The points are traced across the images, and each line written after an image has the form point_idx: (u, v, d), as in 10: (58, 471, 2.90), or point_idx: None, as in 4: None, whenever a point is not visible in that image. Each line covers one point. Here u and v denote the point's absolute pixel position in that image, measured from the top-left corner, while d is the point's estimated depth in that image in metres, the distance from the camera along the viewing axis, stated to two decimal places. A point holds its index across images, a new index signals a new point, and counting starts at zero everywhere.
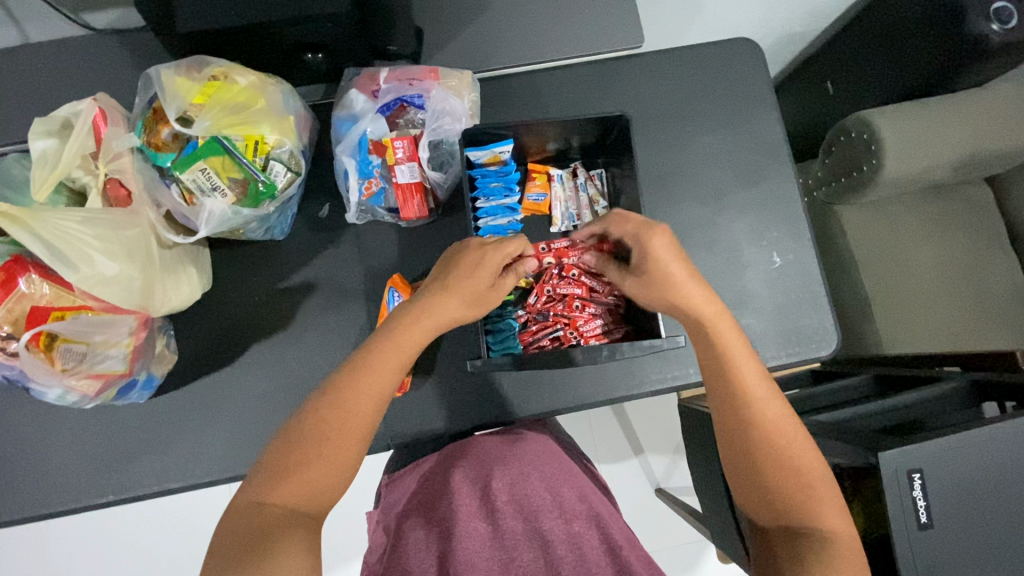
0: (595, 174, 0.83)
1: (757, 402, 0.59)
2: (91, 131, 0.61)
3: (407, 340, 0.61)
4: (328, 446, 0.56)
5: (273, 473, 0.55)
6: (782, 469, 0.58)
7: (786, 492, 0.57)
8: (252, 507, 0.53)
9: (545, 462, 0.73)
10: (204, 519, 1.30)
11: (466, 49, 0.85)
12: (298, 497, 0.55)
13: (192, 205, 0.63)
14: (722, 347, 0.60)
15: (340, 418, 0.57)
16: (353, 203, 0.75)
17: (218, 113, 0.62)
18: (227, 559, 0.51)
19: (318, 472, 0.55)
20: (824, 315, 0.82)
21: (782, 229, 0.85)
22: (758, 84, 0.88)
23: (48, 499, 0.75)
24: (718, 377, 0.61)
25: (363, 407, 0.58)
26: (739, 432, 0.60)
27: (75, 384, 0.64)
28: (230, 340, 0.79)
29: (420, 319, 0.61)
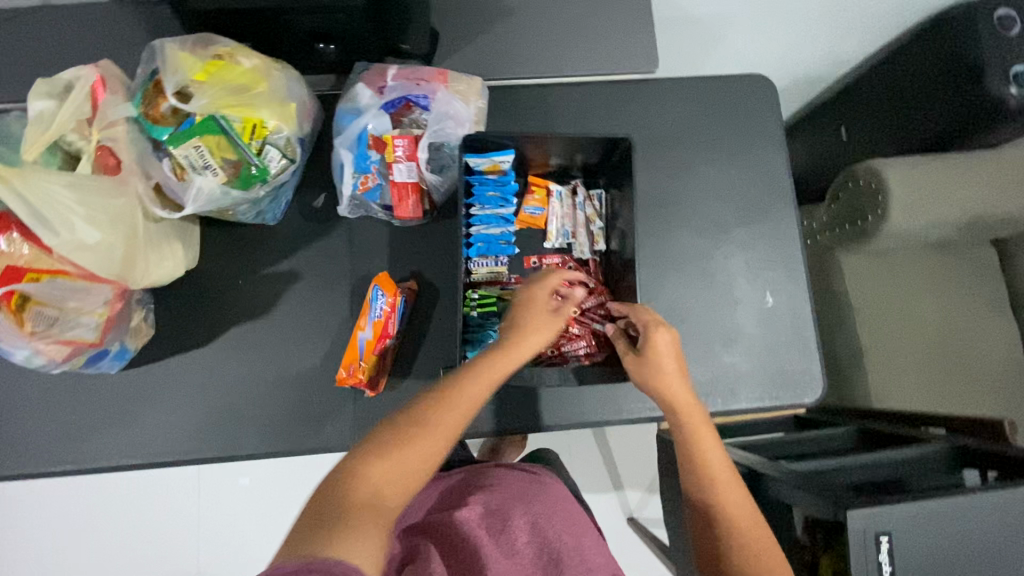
0: (594, 193, 0.81)
1: (722, 485, 0.64)
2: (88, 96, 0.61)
3: (527, 345, 0.66)
4: (423, 436, 0.57)
5: (376, 447, 0.55)
6: (750, 548, 0.62)
7: (755, 568, 0.61)
8: (343, 481, 0.52)
9: (563, 499, 0.75)
10: (167, 500, 1.28)
11: (479, 56, 0.85)
12: (387, 481, 0.54)
13: (182, 180, 0.62)
14: (693, 438, 0.65)
15: (442, 412, 0.59)
16: (348, 196, 0.75)
17: (217, 92, 0.61)
18: (300, 534, 0.47)
19: (417, 451, 0.56)
20: (812, 361, 0.81)
21: (779, 269, 0.83)
22: (769, 122, 0.87)
23: (7, 462, 0.74)
24: (686, 465, 0.66)
25: (462, 400, 0.60)
26: (711, 511, 0.64)
27: (42, 348, 0.63)
28: (211, 322, 0.78)
29: (532, 330, 0.67)
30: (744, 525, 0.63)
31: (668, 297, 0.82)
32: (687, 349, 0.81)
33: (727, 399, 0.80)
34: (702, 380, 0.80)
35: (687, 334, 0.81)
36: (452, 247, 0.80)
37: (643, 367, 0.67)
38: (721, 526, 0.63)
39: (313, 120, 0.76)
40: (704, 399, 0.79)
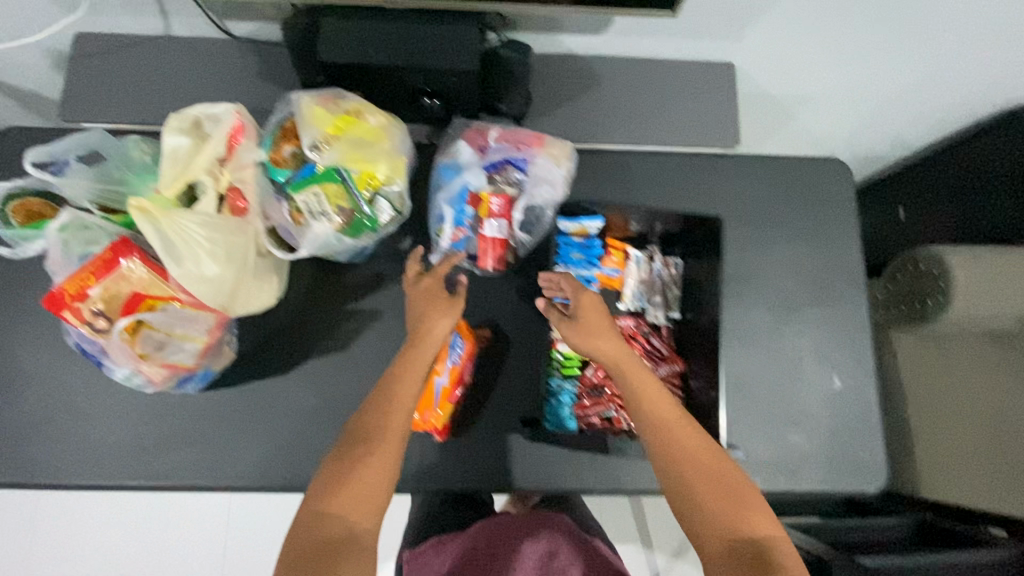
0: (671, 261, 0.83)
1: (684, 446, 0.65)
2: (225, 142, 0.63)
3: (422, 353, 0.71)
4: (365, 448, 0.66)
5: (329, 486, 0.63)
6: (706, 488, 0.63)
7: (716, 504, 0.61)
8: (312, 515, 0.61)
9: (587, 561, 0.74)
10: (196, 512, 1.29)
11: (569, 120, 0.88)
12: (354, 499, 0.63)
13: (298, 224, 0.65)
14: (640, 407, 0.68)
15: (375, 416, 0.67)
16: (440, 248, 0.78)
17: (343, 145, 0.65)
18: (296, 564, 0.58)
19: (368, 478, 0.64)
20: (876, 449, 0.82)
21: (847, 354, 0.85)
22: (844, 207, 0.90)
23: (83, 471, 0.76)
24: (650, 434, 0.67)
25: (396, 401, 0.68)
26: (665, 466, 0.65)
27: (146, 370, 0.65)
28: (291, 352, 0.80)
29: (417, 347, 0.72)
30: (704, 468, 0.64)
31: (736, 370, 0.83)
32: (752, 424, 0.82)
33: (788, 479, 0.80)
34: (766, 457, 0.81)
35: (753, 409, 0.82)
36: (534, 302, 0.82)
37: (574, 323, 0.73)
38: (696, 494, 0.62)
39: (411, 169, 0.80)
40: (767, 477, 0.80)
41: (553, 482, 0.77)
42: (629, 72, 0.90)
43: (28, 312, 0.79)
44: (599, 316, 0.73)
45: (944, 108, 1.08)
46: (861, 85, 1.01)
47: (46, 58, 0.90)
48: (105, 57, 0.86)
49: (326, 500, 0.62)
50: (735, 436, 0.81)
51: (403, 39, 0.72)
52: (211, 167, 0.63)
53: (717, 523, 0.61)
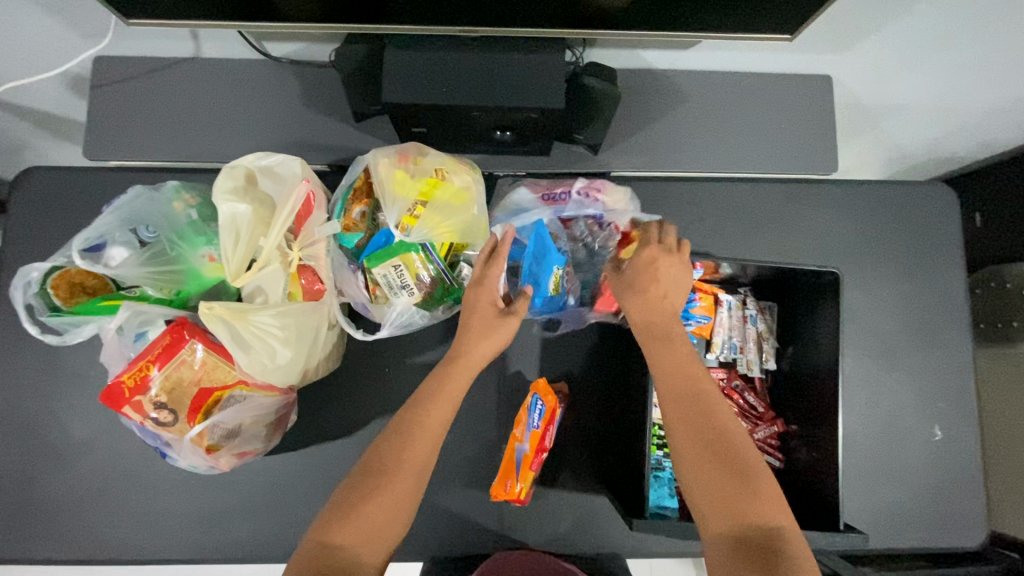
0: (765, 306, 0.77)
1: (719, 431, 0.58)
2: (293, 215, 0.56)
3: (456, 377, 0.59)
4: (387, 477, 0.55)
5: (333, 515, 0.53)
6: (716, 464, 0.56)
7: (726, 488, 0.55)
8: (317, 549, 0.51)
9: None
10: None
11: (649, 146, 0.80)
12: (365, 533, 0.52)
13: (377, 299, 0.58)
14: (682, 375, 0.60)
15: (397, 444, 0.56)
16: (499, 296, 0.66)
17: (430, 216, 0.57)
18: None
19: (383, 514, 0.53)
20: (978, 505, 0.77)
21: (950, 401, 0.79)
22: (950, 238, 0.82)
23: (146, 545, 0.72)
24: (693, 414, 0.59)
25: (427, 427, 0.57)
26: (678, 437, 0.58)
27: (217, 462, 0.60)
28: (356, 412, 0.74)
29: (454, 369, 0.59)
30: (721, 447, 0.57)
31: None
32: (848, 480, 0.76)
33: (887, 537, 0.76)
34: (862, 515, 0.76)
35: (849, 464, 0.77)
36: (621, 360, 0.75)
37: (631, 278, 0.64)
38: (726, 482, 0.55)
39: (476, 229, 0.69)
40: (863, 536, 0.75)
41: (641, 545, 0.74)
42: (714, 90, 0.81)
43: (72, 374, 0.73)
44: (673, 281, 0.64)
45: None
46: (963, 90, 0.91)
47: (64, 79, 0.80)
48: (133, 84, 0.77)
49: (330, 532, 0.52)
50: None
51: (481, 79, 0.65)
52: (280, 247, 0.55)
53: (727, 506, 0.54)
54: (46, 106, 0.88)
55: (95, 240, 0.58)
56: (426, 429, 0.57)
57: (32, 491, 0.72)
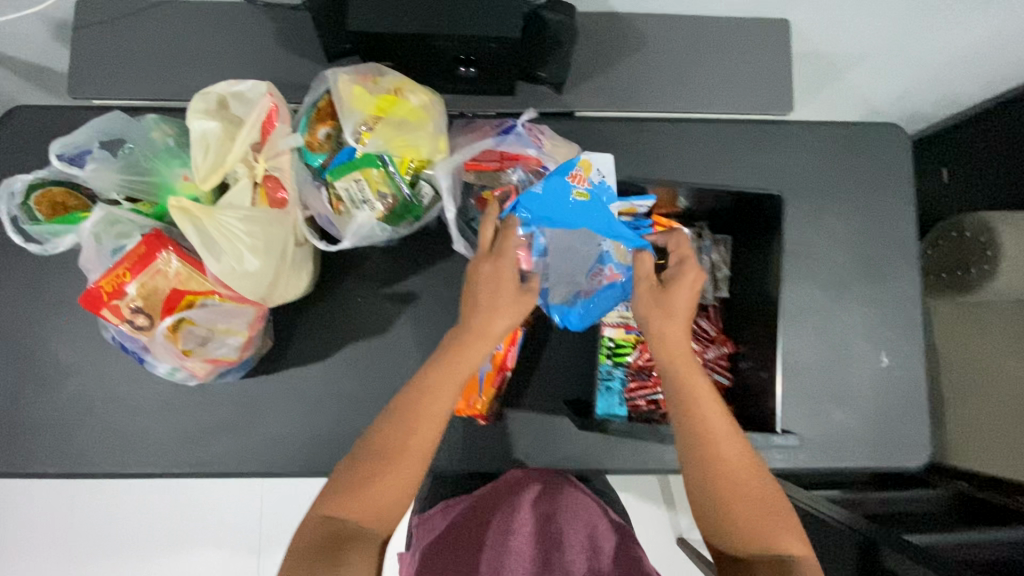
0: (720, 239, 0.80)
1: (725, 456, 0.65)
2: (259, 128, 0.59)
3: (461, 366, 0.67)
4: (391, 464, 0.65)
5: (345, 490, 0.64)
6: (729, 491, 0.64)
7: (739, 512, 0.64)
8: (324, 520, 0.64)
9: (592, 526, 0.80)
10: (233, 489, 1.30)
11: (611, 87, 0.83)
12: (366, 510, 0.64)
13: (338, 213, 0.61)
14: (689, 406, 0.65)
15: (398, 434, 0.66)
16: (452, 219, 0.63)
17: (387, 130, 0.60)
18: (311, 561, 0.62)
19: (388, 488, 0.65)
20: (921, 427, 0.81)
21: (897, 330, 0.82)
22: (902, 176, 0.85)
23: (128, 460, 0.76)
24: (696, 445, 0.65)
25: (429, 413, 0.66)
26: (698, 473, 0.65)
27: (191, 366, 0.64)
28: (329, 337, 0.79)
29: (455, 357, 0.67)
30: (731, 469, 0.65)
31: (785, 350, 0.81)
32: (799, 403, 0.80)
33: (834, 458, 0.80)
34: (811, 436, 0.80)
35: (800, 388, 0.80)
36: None
37: (660, 297, 0.67)
38: (729, 497, 0.64)
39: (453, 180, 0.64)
40: (810, 454, 0.79)
41: (598, 460, 0.78)
42: (676, 31, 0.84)
43: (59, 301, 0.77)
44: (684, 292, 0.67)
45: (997, 66, 1.02)
46: (921, 36, 0.94)
47: (47, 25, 0.84)
48: (114, 26, 0.80)
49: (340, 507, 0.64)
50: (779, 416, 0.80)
51: (440, 11, 0.68)
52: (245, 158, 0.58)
53: (742, 527, 0.63)
54: (30, 52, 0.90)
55: (78, 147, 0.63)
56: (429, 414, 0.66)
57: (22, 411, 0.76)
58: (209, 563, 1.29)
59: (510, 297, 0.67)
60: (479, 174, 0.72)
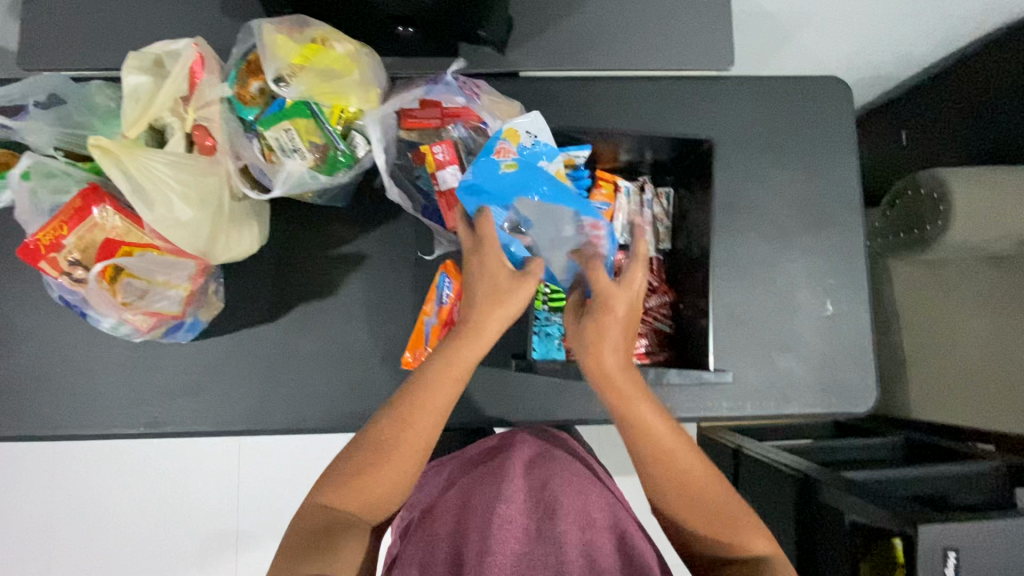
0: (663, 192, 0.82)
1: (679, 465, 0.63)
2: (187, 77, 0.60)
3: (464, 355, 0.62)
4: (390, 459, 0.59)
5: (341, 481, 0.59)
6: (687, 501, 0.63)
7: (698, 519, 0.63)
8: (313, 507, 0.58)
9: (588, 496, 0.72)
10: (205, 469, 1.30)
11: (554, 45, 0.83)
12: (359, 505, 0.58)
13: (271, 162, 0.63)
14: (637, 428, 0.63)
15: (395, 429, 0.60)
16: (383, 168, 0.65)
17: (313, 78, 0.60)
18: (294, 551, 0.56)
19: (385, 482, 0.59)
20: (867, 373, 0.82)
21: (841, 279, 0.83)
22: (845, 128, 0.85)
23: (83, 422, 0.77)
24: (646, 465, 0.64)
25: (434, 404, 0.61)
26: (654, 486, 0.64)
27: (131, 318, 0.65)
28: (280, 299, 0.80)
29: (461, 343, 0.62)
30: (681, 478, 0.63)
31: (730, 301, 0.82)
32: (745, 353, 0.81)
33: (781, 405, 0.81)
34: (759, 385, 0.81)
35: (746, 338, 0.82)
36: None
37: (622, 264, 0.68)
38: (686, 508, 0.64)
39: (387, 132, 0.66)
40: (759, 402, 0.80)
41: (549, 413, 0.78)
42: None
43: (10, 267, 0.78)
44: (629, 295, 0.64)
45: (947, 21, 1.03)
46: None
47: None
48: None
49: (331, 496, 0.59)
50: (727, 366, 0.81)
51: None
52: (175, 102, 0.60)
53: (701, 535, 0.64)
54: None
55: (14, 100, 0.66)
56: (434, 405, 0.61)
57: None
58: (186, 544, 1.29)
59: (517, 283, 0.63)
60: (418, 131, 0.73)
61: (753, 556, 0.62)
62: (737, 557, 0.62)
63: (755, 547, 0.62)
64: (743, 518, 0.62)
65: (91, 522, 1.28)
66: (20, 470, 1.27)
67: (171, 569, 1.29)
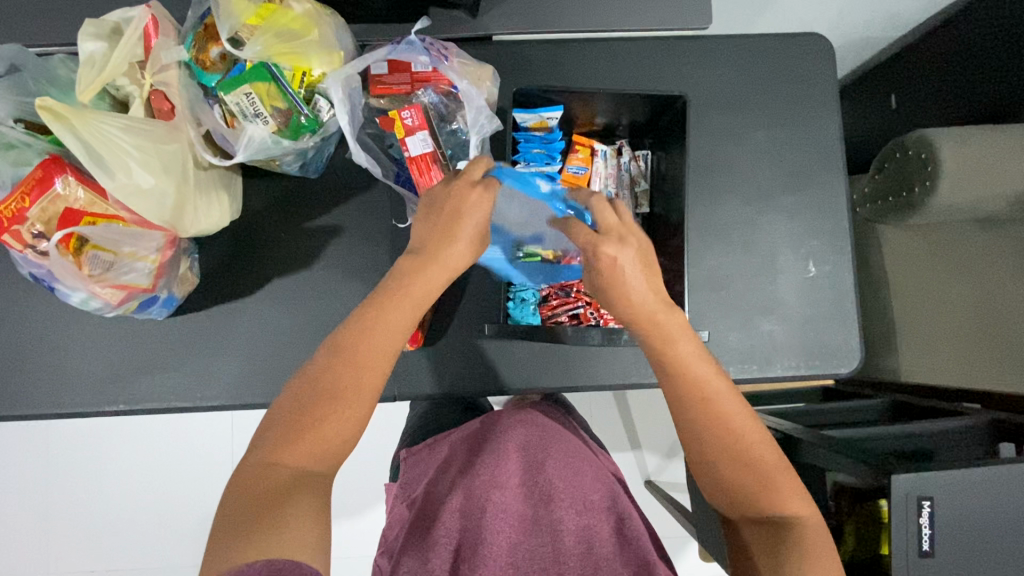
0: (640, 154, 0.81)
1: (721, 413, 0.59)
2: (140, 38, 0.59)
3: (415, 291, 0.60)
4: (340, 403, 0.57)
5: (285, 432, 0.56)
6: (725, 451, 0.59)
7: (733, 471, 0.59)
8: (261, 467, 0.55)
9: (583, 478, 0.71)
10: (196, 454, 1.30)
11: (526, 7, 0.81)
12: (309, 458, 0.56)
13: (234, 128, 0.63)
14: (676, 368, 0.60)
15: (347, 372, 0.57)
16: (349, 132, 0.64)
17: (269, 38, 0.60)
18: (240, 515, 0.52)
19: (335, 430, 0.57)
20: (851, 333, 0.81)
21: (824, 239, 0.82)
22: (827, 85, 0.84)
23: (62, 400, 0.77)
24: (684, 411, 0.60)
25: (385, 343, 0.59)
26: (689, 436, 0.61)
27: (99, 291, 0.64)
28: (255, 273, 0.80)
29: (413, 277, 0.60)
30: (721, 429, 0.59)
31: (711, 264, 0.81)
32: (727, 316, 0.80)
33: (764, 368, 0.80)
34: (741, 348, 0.80)
35: (728, 301, 0.81)
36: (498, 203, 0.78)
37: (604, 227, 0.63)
38: (724, 459, 0.59)
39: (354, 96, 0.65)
40: (739, 365, 0.79)
41: (529, 382, 0.78)
42: None
43: None
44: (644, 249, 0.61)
45: None
46: None
47: None
48: None
49: (278, 451, 0.56)
50: (707, 330, 0.80)
51: None
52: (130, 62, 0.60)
53: (736, 488, 0.59)
54: None
55: None
56: (385, 344, 0.59)
57: None
58: (182, 526, 1.30)
59: (472, 214, 0.61)
60: (388, 97, 0.71)
61: (790, 513, 0.59)
62: (772, 513, 0.59)
63: (792, 505, 0.59)
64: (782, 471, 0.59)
65: (87, 506, 1.29)
66: (13, 457, 1.28)
67: (168, 551, 1.30)
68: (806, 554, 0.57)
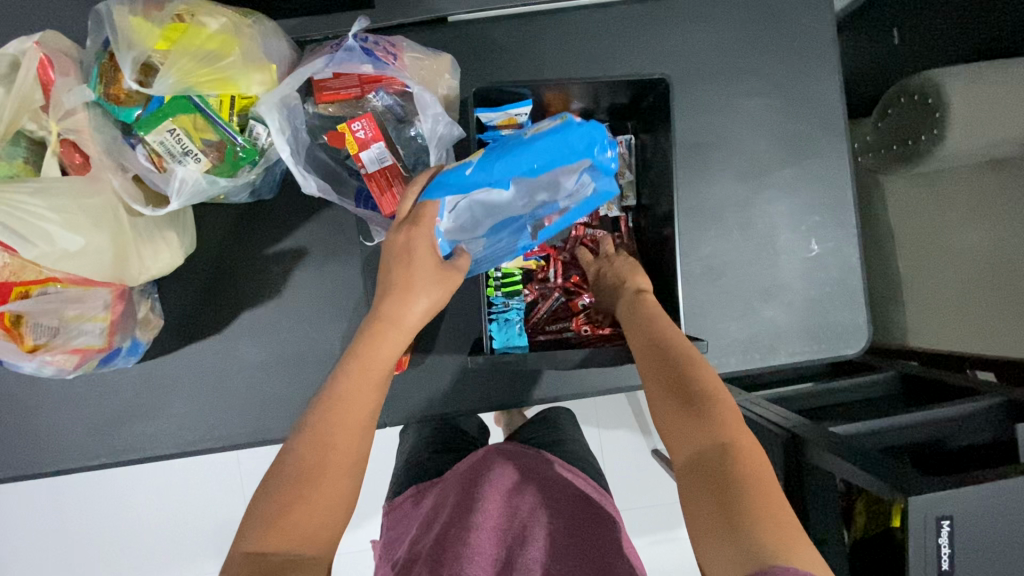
0: (622, 140, 0.75)
1: (688, 369, 0.54)
2: (37, 79, 0.53)
3: (374, 360, 0.55)
4: (321, 481, 0.50)
5: (266, 520, 0.49)
6: (687, 403, 0.52)
7: (690, 422, 0.51)
8: (245, 557, 0.47)
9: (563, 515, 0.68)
10: None
11: None
12: (298, 543, 0.48)
13: (162, 170, 0.55)
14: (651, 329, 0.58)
15: (315, 453, 0.51)
16: (294, 162, 0.57)
17: (185, 63, 0.52)
18: None
19: (324, 508, 0.50)
20: (857, 312, 0.77)
21: (826, 214, 0.76)
22: (826, 38, 0.75)
23: (39, 460, 0.74)
24: (652, 363, 0.55)
25: (352, 425, 0.53)
26: (652, 387, 0.54)
27: (51, 359, 0.60)
28: (221, 307, 0.74)
29: (364, 353, 0.55)
30: (686, 384, 0.53)
31: (706, 252, 0.76)
32: (726, 306, 0.76)
33: (768, 357, 0.76)
34: (742, 339, 0.76)
35: (727, 290, 0.76)
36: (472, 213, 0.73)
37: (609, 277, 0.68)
38: (687, 411, 0.51)
39: (294, 116, 0.57)
40: (742, 357, 0.75)
41: (516, 398, 0.74)
42: None
43: None
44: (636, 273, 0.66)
45: None
46: None
47: None
48: None
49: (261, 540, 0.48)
50: (706, 323, 0.75)
51: None
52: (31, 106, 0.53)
53: (694, 439, 0.50)
54: None
55: None
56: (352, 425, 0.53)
57: None
58: None
59: (404, 268, 0.57)
60: (336, 105, 0.63)
61: (753, 479, 0.47)
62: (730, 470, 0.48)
63: (755, 472, 0.47)
64: (745, 433, 0.50)
65: None
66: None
67: None
68: (764, 526, 0.44)
